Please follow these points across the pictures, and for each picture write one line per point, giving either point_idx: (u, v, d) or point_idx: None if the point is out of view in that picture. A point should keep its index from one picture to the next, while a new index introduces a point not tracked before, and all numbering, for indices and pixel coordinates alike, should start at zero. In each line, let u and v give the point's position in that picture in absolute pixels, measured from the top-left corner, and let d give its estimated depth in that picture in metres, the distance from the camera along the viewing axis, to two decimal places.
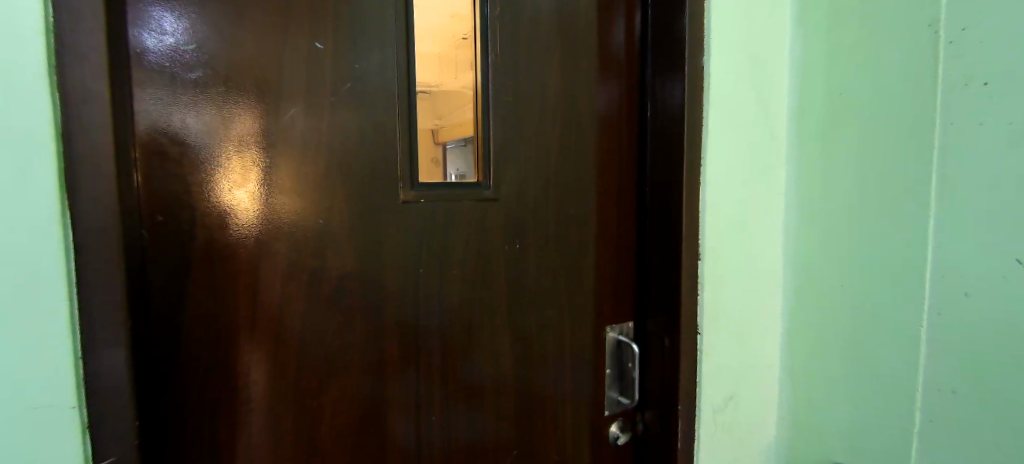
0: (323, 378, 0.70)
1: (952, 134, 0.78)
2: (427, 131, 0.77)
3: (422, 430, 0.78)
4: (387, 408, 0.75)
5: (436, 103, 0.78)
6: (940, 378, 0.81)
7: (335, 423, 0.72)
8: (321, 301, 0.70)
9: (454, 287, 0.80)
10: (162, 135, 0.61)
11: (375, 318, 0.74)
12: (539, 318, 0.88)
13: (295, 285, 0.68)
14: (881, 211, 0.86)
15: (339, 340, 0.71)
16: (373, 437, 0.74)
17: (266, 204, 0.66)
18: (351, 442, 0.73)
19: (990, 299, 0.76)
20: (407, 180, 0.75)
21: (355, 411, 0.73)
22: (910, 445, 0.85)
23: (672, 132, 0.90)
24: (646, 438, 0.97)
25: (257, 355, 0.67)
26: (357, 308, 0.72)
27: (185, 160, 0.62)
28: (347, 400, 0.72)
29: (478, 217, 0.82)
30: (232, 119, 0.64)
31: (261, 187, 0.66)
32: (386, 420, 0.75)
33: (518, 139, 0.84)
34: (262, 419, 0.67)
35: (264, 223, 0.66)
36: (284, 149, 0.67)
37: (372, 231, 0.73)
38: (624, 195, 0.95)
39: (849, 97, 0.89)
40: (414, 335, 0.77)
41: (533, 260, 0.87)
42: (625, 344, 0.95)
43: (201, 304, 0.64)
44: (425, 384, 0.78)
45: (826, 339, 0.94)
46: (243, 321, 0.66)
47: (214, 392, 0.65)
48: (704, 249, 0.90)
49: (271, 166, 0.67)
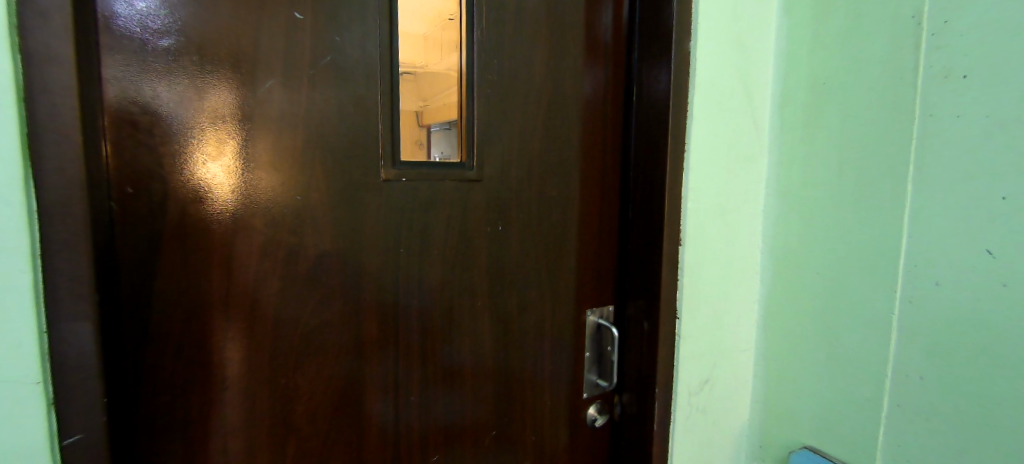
0: (299, 357, 0.69)
1: (929, 125, 0.79)
2: (410, 112, 0.75)
3: (399, 410, 0.78)
4: (365, 388, 0.75)
5: (421, 85, 0.77)
6: (909, 363, 0.83)
7: (313, 402, 0.71)
8: (299, 278, 0.69)
9: (436, 267, 0.80)
10: (132, 104, 0.59)
11: (355, 298, 0.73)
12: (520, 299, 0.88)
13: (272, 263, 0.67)
14: (860, 199, 0.87)
15: (317, 318, 0.70)
16: (351, 417, 0.74)
17: (242, 179, 0.65)
18: (327, 420, 0.72)
19: (957, 288, 0.78)
20: (388, 158, 0.74)
21: (331, 391, 0.72)
22: (877, 428, 0.87)
23: (656, 118, 0.90)
24: (623, 420, 0.98)
25: (232, 333, 0.65)
26: (336, 287, 0.71)
27: (157, 131, 0.60)
28: (324, 380, 0.71)
29: (460, 197, 0.81)
30: (208, 91, 0.62)
31: (238, 161, 0.64)
32: (364, 400, 0.75)
33: (502, 120, 0.84)
34: (237, 397, 0.66)
35: (240, 198, 0.65)
36: (261, 123, 0.65)
37: (352, 209, 0.72)
38: (607, 180, 0.96)
39: (830, 88, 0.90)
40: (393, 315, 0.76)
41: (514, 241, 0.87)
42: (605, 327, 0.96)
43: (174, 280, 0.62)
44: (405, 364, 0.78)
45: (800, 325, 0.96)
46: (217, 299, 0.64)
47: (187, 370, 0.63)
48: (685, 234, 0.91)
49: (246, 140, 0.65)
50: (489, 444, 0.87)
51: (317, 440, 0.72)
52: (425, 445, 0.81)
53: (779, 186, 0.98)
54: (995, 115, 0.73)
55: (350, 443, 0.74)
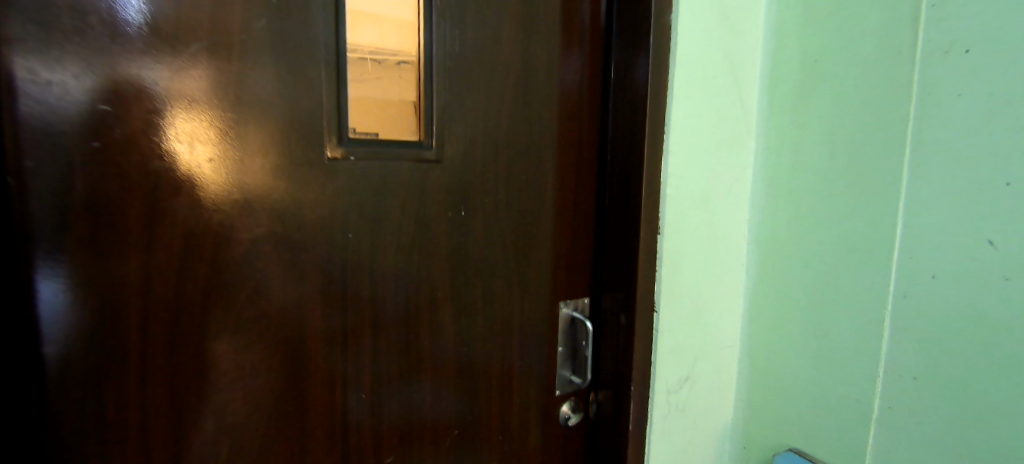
0: (278, 348, 0.67)
1: (928, 105, 0.73)
2: (372, 96, 0.70)
3: (372, 401, 0.74)
4: (343, 381, 0.72)
5: (420, 74, 0.74)
6: (903, 361, 0.77)
7: (279, 396, 0.67)
8: (281, 267, 0.66)
9: (391, 255, 0.74)
10: (107, 89, 0.56)
11: (335, 287, 0.70)
12: (485, 291, 0.82)
13: (256, 252, 0.64)
14: (852, 185, 0.81)
15: (298, 307, 0.67)
16: (326, 411, 0.71)
17: (228, 168, 0.62)
18: (288, 415, 0.68)
19: (956, 282, 0.72)
20: (334, 135, 0.68)
21: (293, 383, 0.68)
22: (868, 432, 0.82)
23: (634, 97, 0.84)
24: (598, 420, 0.93)
25: (212, 323, 0.63)
26: (315, 276, 0.68)
27: (136, 118, 0.57)
28: (302, 372, 0.68)
29: (418, 180, 0.75)
30: (189, 75, 0.59)
31: (224, 150, 0.62)
32: (341, 393, 0.72)
33: (466, 98, 0.78)
34: (215, 390, 0.63)
35: (229, 188, 0.62)
36: (247, 110, 0.62)
37: (296, 187, 0.66)
38: (583, 164, 0.90)
39: (822, 66, 0.83)
40: (375, 305, 0.73)
41: (479, 228, 0.81)
42: (580, 322, 0.91)
43: (119, 267, 0.58)
44: (371, 356, 0.73)
45: (787, 320, 0.90)
46: (188, 290, 0.61)
47: (154, 363, 0.60)
48: (665, 222, 0.85)
49: (234, 128, 0.62)
50: (451, 446, 0.82)
51: (283, 434, 0.68)
52: (377, 448, 0.76)
53: (767, 172, 0.92)
54: (999, 93, 0.67)
55: (291, 444, 0.69)
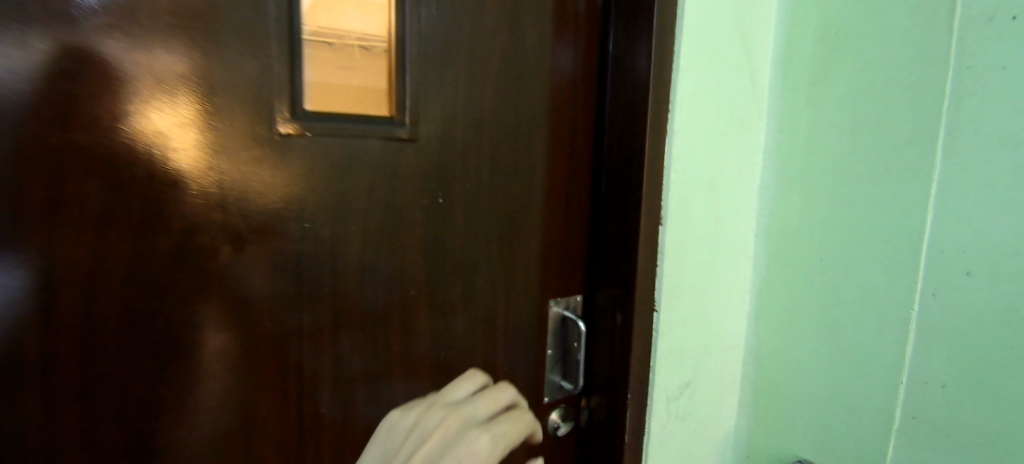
0: (254, 352, 0.59)
1: (967, 81, 0.65)
2: (354, 87, 0.62)
3: (348, 400, 0.66)
4: (318, 385, 0.64)
5: (401, 61, 0.65)
6: (930, 368, 0.70)
7: (247, 403, 0.60)
8: (260, 262, 0.58)
9: (360, 246, 0.64)
10: (60, 60, 0.47)
11: (313, 282, 0.62)
12: (466, 288, 0.74)
13: (235, 248, 0.57)
14: (876, 171, 0.72)
15: (276, 306, 0.60)
16: (300, 417, 0.63)
17: (208, 156, 0.54)
18: (250, 416, 0.60)
19: (994, 280, 0.64)
20: (288, 107, 0.58)
21: (259, 384, 0.60)
22: (887, 444, 0.74)
23: (635, 72, 0.74)
24: (591, 428, 0.86)
25: (181, 326, 0.55)
26: (291, 271, 0.60)
27: (96, 96, 0.49)
28: (276, 377, 0.61)
29: (387, 161, 0.65)
30: (160, 48, 0.51)
31: (204, 136, 0.54)
32: (316, 398, 0.64)
33: (445, 68, 0.68)
34: (184, 399, 0.56)
35: (211, 180, 0.54)
36: (228, 91, 0.54)
37: (272, 174, 0.58)
38: (577, 147, 0.81)
39: (844, 40, 0.75)
40: (355, 301, 0.65)
41: (461, 216, 0.72)
42: (571, 321, 0.82)
43: (65, 262, 0.49)
44: (344, 352, 0.65)
45: (798, 321, 0.82)
46: (149, 289, 0.53)
47: (113, 371, 0.52)
48: (668, 212, 0.76)
49: (215, 112, 0.54)
50: None
51: (245, 436, 0.60)
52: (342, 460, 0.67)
53: (779, 158, 0.83)
54: None
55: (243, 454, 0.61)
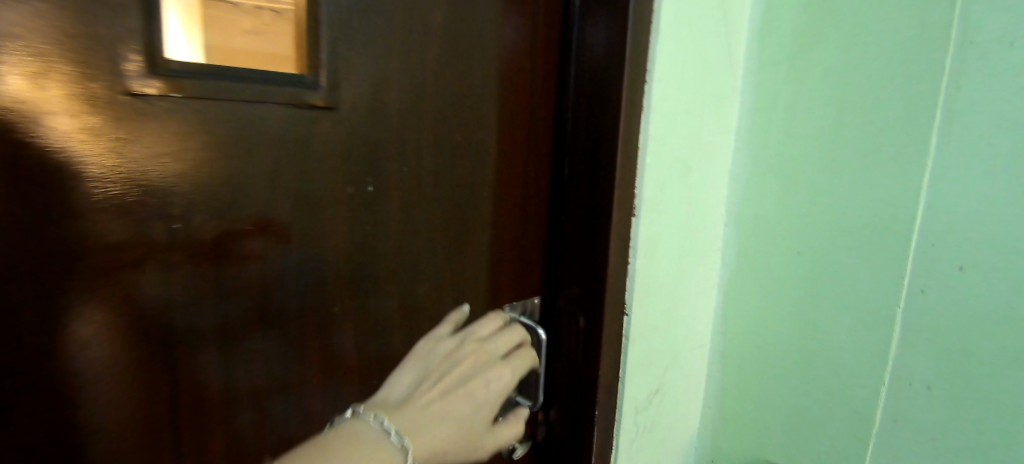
0: (126, 371, 0.45)
1: (970, 57, 0.58)
2: (248, 65, 0.47)
3: (268, 417, 0.54)
4: (217, 403, 0.50)
5: (315, 25, 0.50)
6: (913, 369, 0.64)
7: (114, 435, 0.46)
8: (128, 256, 0.43)
9: (276, 241, 0.51)
10: None
11: (208, 277, 0.47)
12: (405, 294, 0.61)
13: (89, 243, 0.42)
14: (860, 156, 0.66)
15: (157, 310, 0.45)
16: (191, 445, 0.50)
17: (34, 125, 0.38)
18: (138, 445, 0.47)
19: (987, 275, 0.58)
20: (146, 53, 0.42)
21: (136, 409, 0.46)
22: (864, 449, 0.69)
23: (606, 33, 0.62)
24: (548, 445, 0.77)
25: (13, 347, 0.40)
26: (173, 264, 0.45)
27: None
28: (158, 398, 0.47)
29: (299, 135, 0.50)
30: None
31: (27, 98, 0.38)
32: (214, 419, 0.50)
33: (369, 15, 0.53)
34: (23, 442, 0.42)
35: (42, 158, 0.39)
36: (63, 35, 0.38)
37: (139, 148, 0.42)
38: (536, 123, 0.68)
39: (830, 8, 0.67)
40: (265, 298, 0.51)
41: (398, 207, 0.58)
42: (529, 327, 0.71)
43: None
44: (259, 363, 0.52)
45: (772, 318, 0.76)
46: None
47: None
48: (643, 201, 0.65)
49: (41, 63, 0.38)
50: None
51: None
52: None
53: (754, 140, 0.75)
54: None
55: None
